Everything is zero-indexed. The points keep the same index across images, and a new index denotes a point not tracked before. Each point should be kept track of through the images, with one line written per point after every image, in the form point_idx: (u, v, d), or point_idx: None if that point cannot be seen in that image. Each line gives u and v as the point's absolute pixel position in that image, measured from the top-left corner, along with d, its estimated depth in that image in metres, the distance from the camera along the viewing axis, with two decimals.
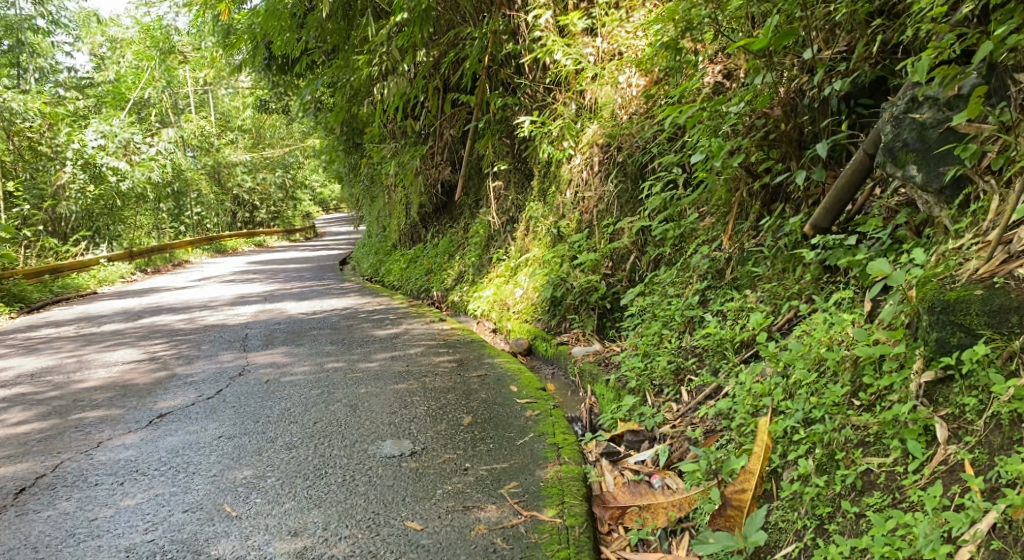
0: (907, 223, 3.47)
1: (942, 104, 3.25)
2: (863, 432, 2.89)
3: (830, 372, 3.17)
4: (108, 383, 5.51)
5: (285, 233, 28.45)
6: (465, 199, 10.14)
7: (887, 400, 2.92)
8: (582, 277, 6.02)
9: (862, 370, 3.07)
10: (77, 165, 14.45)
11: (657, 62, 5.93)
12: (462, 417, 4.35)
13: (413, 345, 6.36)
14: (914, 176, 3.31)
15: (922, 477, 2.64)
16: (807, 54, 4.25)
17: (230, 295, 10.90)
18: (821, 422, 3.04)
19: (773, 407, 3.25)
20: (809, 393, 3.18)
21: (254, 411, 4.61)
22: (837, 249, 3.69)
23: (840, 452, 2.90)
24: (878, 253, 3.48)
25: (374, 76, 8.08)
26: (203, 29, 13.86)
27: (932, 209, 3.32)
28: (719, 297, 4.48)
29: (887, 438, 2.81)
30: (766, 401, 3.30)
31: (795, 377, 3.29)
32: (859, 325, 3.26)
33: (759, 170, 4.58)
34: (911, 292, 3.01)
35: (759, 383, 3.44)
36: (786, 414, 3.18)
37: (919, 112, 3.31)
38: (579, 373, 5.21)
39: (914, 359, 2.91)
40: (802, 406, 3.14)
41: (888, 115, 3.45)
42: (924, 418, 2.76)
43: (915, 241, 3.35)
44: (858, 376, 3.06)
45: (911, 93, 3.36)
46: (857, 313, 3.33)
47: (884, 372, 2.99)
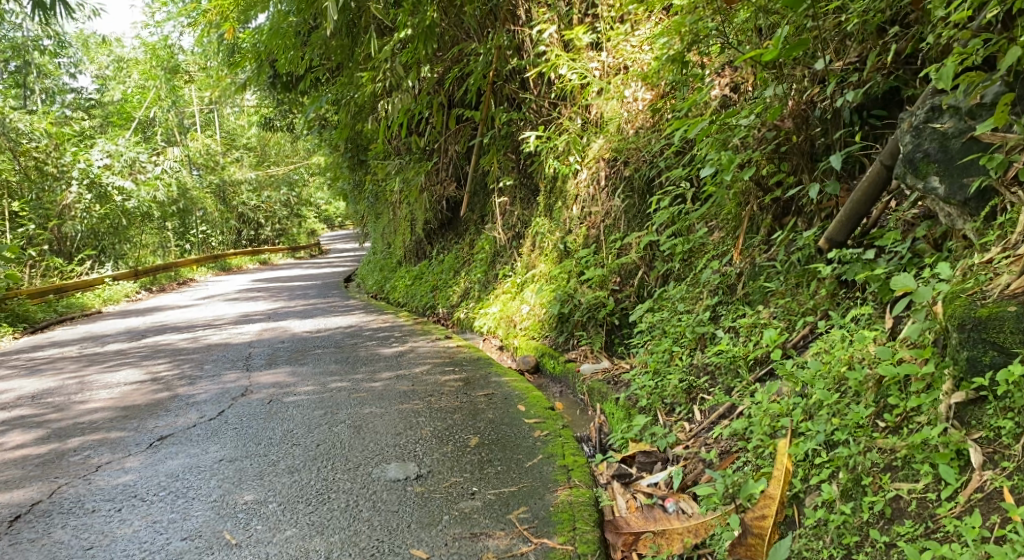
0: (927, 236, 3.39)
1: (964, 113, 3.15)
2: (890, 456, 2.81)
3: (851, 392, 3.07)
4: (109, 404, 5.42)
5: (290, 251, 28.44)
6: (471, 216, 10.08)
7: (915, 422, 2.84)
8: (590, 293, 5.93)
9: (887, 391, 2.99)
10: (82, 184, 14.43)
11: (664, 75, 5.90)
12: (469, 438, 4.24)
13: (419, 364, 6.27)
14: (936, 188, 3.21)
15: (957, 505, 2.57)
16: (819, 65, 4.18)
17: (234, 314, 10.83)
18: (845, 445, 2.95)
19: (791, 428, 3.15)
20: (830, 414, 3.07)
21: (256, 433, 4.51)
22: (854, 264, 3.59)
23: (867, 477, 2.80)
24: (898, 267, 3.39)
25: (378, 92, 8.04)
26: (208, 48, 13.89)
27: (956, 222, 3.20)
28: (731, 313, 4.38)
29: (918, 461, 2.74)
30: (784, 422, 3.19)
31: (814, 396, 3.19)
32: (881, 342, 3.16)
33: (769, 183, 4.50)
34: (938, 307, 2.92)
35: (776, 403, 3.33)
36: (806, 435, 3.08)
37: (939, 121, 3.21)
38: (588, 391, 5.10)
39: (943, 380, 2.83)
40: (823, 428, 3.03)
41: (906, 125, 3.35)
42: (956, 442, 2.68)
43: (936, 256, 3.27)
44: (883, 397, 2.98)
45: (931, 103, 3.26)
46: (878, 329, 3.23)
47: (911, 391, 2.91)
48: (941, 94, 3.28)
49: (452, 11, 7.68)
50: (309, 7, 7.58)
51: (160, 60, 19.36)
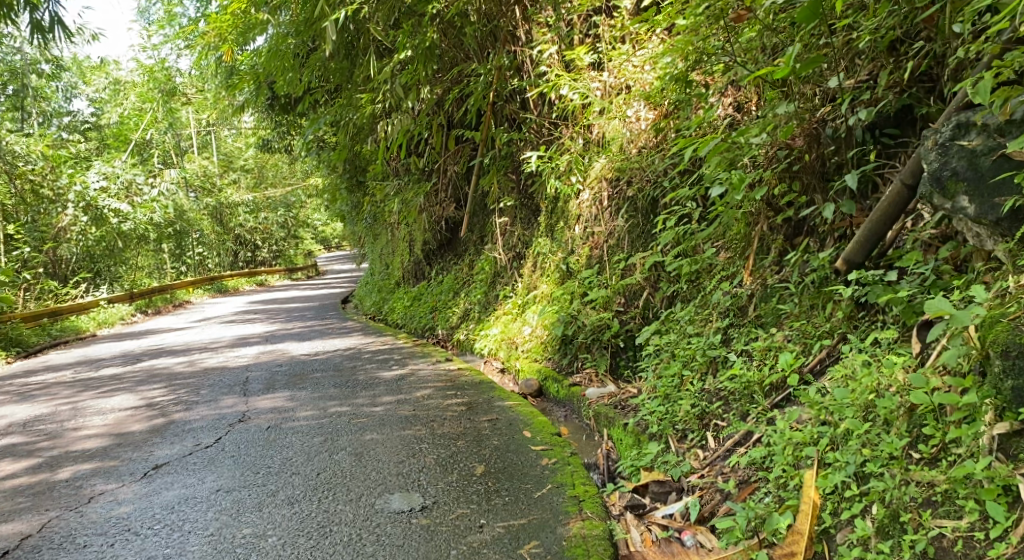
0: (953, 258, 3.30)
1: (992, 130, 3.03)
2: (929, 491, 2.71)
3: (881, 421, 2.97)
4: (103, 431, 5.28)
5: (287, 272, 28.32)
6: (470, 236, 10.00)
7: (953, 454, 2.75)
8: (594, 315, 5.81)
9: (921, 420, 2.89)
10: (78, 207, 14.33)
11: (668, 95, 5.83)
12: (474, 466, 4.11)
13: (421, 388, 6.14)
14: (965, 207, 3.08)
15: (1009, 546, 2.47)
16: (831, 83, 4.09)
17: (231, 336, 10.69)
18: (878, 478, 2.84)
19: (817, 458, 3.04)
20: (859, 445, 2.97)
21: (255, 461, 4.37)
22: (875, 286, 3.48)
23: (905, 513, 2.70)
24: (923, 290, 3.29)
25: (377, 113, 7.96)
26: (205, 70, 13.85)
27: (985, 242, 3.10)
28: (743, 335, 4.26)
29: (960, 495, 2.64)
30: (809, 452, 3.08)
31: (841, 425, 3.07)
32: (910, 369, 3.05)
33: (780, 203, 4.41)
34: (973, 332, 2.83)
35: (798, 432, 3.21)
36: (835, 467, 2.97)
37: (966, 139, 3.10)
38: (594, 415, 4.97)
39: (985, 410, 2.72)
40: (852, 459, 2.93)
41: (930, 143, 3.24)
42: (1003, 477, 2.58)
43: (966, 279, 3.17)
44: (916, 427, 2.88)
45: (957, 120, 3.15)
46: (906, 355, 3.12)
47: (947, 419, 2.82)
48: (966, 111, 3.18)
49: (452, 32, 7.63)
50: (309, 29, 7.52)
51: (158, 83, 19.34)
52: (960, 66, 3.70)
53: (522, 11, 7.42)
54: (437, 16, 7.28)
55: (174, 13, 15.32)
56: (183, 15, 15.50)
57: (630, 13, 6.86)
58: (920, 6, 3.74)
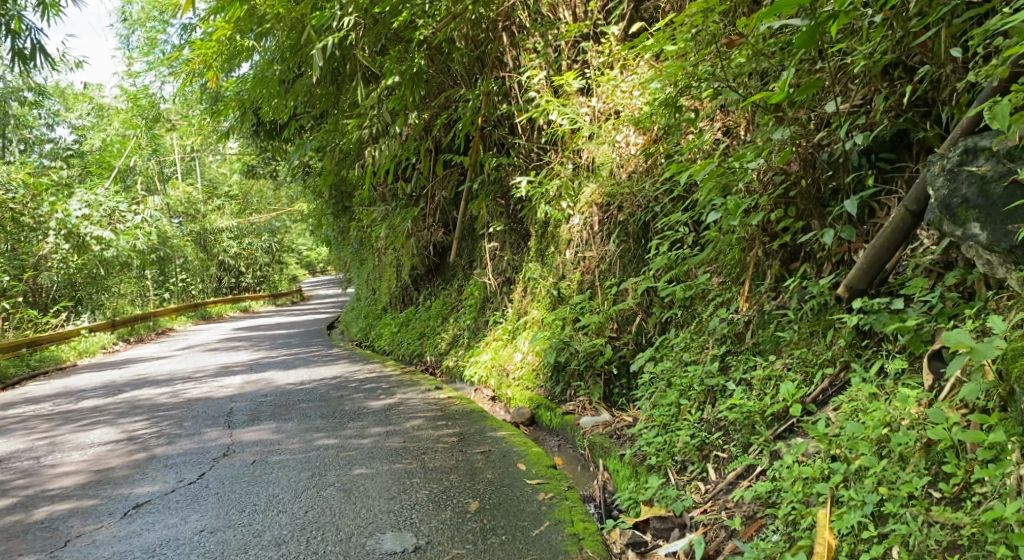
0: (962, 287, 3.27)
1: (1001, 156, 2.98)
2: (955, 533, 2.61)
3: (897, 457, 2.90)
4: (82, 468, 5.11)
5: (272, 298, 28.07)
6: (458, 261, 9.91)
7: (976, 493, 2.66)
8: (587, 341, 5.71)
9: (941, 457, 2.82)
10: (60, 235, 14.12)
11: (656, 120, 5.75)
12: (468, 502, 3.98)
13: (411, 418, 6.00)
14: (977, 234, 3.01)
15: None
16: (828, 107, 4.04)
17: (215, 365, 10.50)
18: (897, 518, 2.76)
19: (829, 495, 2.97)
20: (876, 482, 2.89)
21: (240, 499, 4.22)
22: (881, 314, 3.43)
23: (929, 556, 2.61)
24: (932, 320, 3.24)
25: (364, 139, 7.87)
26: (190, 97, 13.76)
27: (997, 269, 3.04)
28: (742, 363, 4.17)
29: (990, 540, 2.53)
30: (820, 488, 3.00)
31: (854, 460, 3.00)
32: (924, 404, 3.00)
33: (776, 228, 4.35)
34: (991, 366, 2.82)
35: (806, 467, 3.13)
36: (850, 505, 2.88)
37: (975, 164, 3.04)
38: (589, 445, 4.85)
39: (1011, 448, 2.63)
40: (869, 497, 2.85)
41: (936, 168, 3.18)
42: None
43: (977, 308, 3.12)
44: (935, 465, 2.81)
45: (964, 145, 3.10)
46: (918, 388, 3.08)
47: (967, 455, 2.75)
48: (972, 136, 3.13)
49: (439, 57, 7.59)
50: (295, 55, 7.46)
51: (141, 109, 19.21)
52: (956, 91, 3.66)
53: (509, 38, 7.49)
54: (424, 42, 7.24)
55: (157, 40, 15.23)
56: (167, 42, 15.43)
57: (618, 38, 6.84)
58: (914, 30, 3.70)
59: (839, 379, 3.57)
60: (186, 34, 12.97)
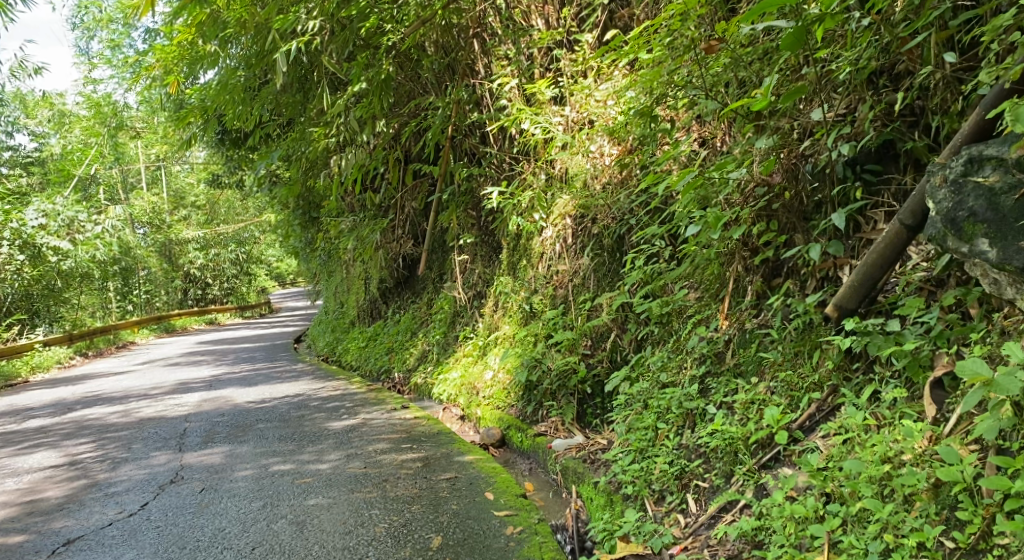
0: (961, 307, 3.06)
1: (1009, 166, 2.80)
2: None
3: (901, 499, 2.70)
4: (16, 499, 4.79)
5: (239, 310, 27.47)
6: (428, 274, 9.64)
7: (997, 545, 2.45)
8: (559, 358, 5.46)
9: (951, 500, 2.62)
10: (14, 245, 13.62)
11: (631, 129, 5.52)
12: (430, 538, 3.77)
13: (375, 440, 5.69)
14: (987, 251, 2.81)
15: None
16: (812, 115, 3.81)
17: (173, 381, 10.09)
18: None
19: (824, 539, 2.78)
20: (880, 528, 2.69)
21: (182, 534, 4.01)
22: (875, 336, 3.21)
23: None
24: (930, 344, 3.04)
25: (330, 148, 7.56)
26: (153, 103, 13.36)
27: (1005, 289, 2.83)
28: (722, 386, 3.94)
29: None
30: (815, 531, 2.79)
31: (854, 502, 2.79)
32: (931, 438, 2.80)
33: (758, 242, 4.12)
34: (1008, 405, 2.59)
35: (798, 505, 2.92)
36: (850, 554, 2.68)
37: (981, 175, 2.85)
38: (561, 470, 4.59)
39: None
40: (871, 545, 2.65)
41: (937, 179, 2.99)
42: None
43: (982, 331, 2.92)
44: (946, 508, 2.61)
45: (968, 154, 2.92)
46: (920, 418, 2.88)
47: (983, 499, 2.55)
48: (976, 144, 2.94)
49: (408, 65, 7.35)
50: (259, 60, 7.18)
51: (103, 117, 18.68)
52: (947, 99, 3.46)
53: (480, 45, 7.23)
54: (392, 48, 6.98)
55: (120, 44, 14.80)
56: (130, 47, 15.01)
57: (592, 46, 6.62)
58: (902, 36, 3.50)
59: (827, 404, 3.36)
60: (149, 39, 12.59)
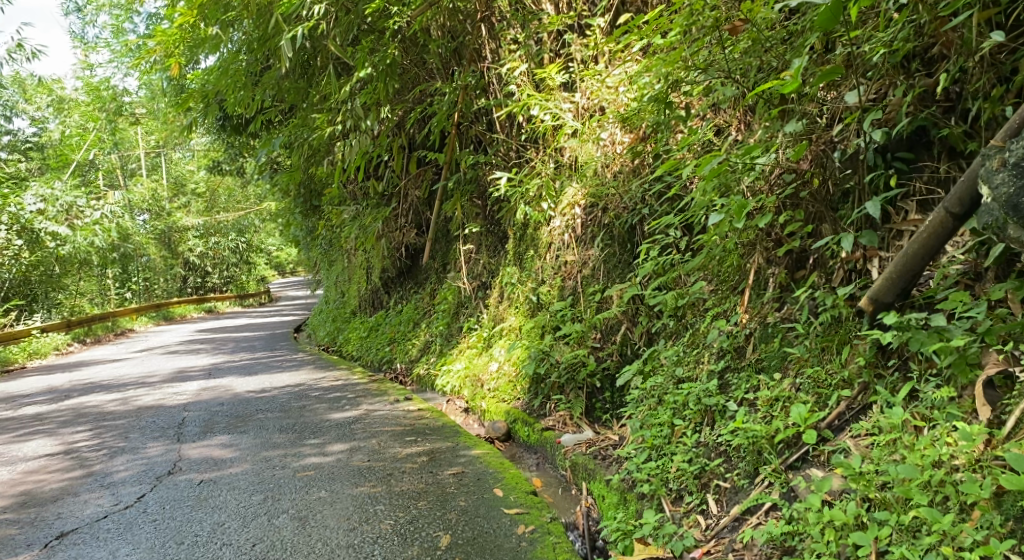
0: (1010, 302, 2.92)
1: None
2: None
3: (959, 509, 2.61)
4: (8, 490, 4.64)
5: (238, 299, 27.29)
6: (432, 263, 9.48)
7: None
8: (568, 351, 5.29)
9: (1014, 511, 2.52)
10: (12, 230, 13.42)
11: (644, 116, 5.32)
12: (438, 536, 3.62)
13: (378, 433, 5.53)
14: None
15: None
16: (845, 98, 3.62)
17: (170, 369, 9.93)
18: None
19: (871, 549, 2.67)
20: (937, 539, 2.58)
21: (179, 528, 3.87)
22: (918, 331, 3.04)
23: None
24: (978, 341, 2.90)
25: (334, 134, 7.37)
26: (154, 89, 13.13)
27: None
28: (743, 382, 3.78)
29: None
30: (859, 540, 2.68)
31: (907, 512, 2.68)
32: (997, 444, 2.68)
33: (781, 233, 3.96)
34: None
35: (839, 513, 2.79)
36: None
37: None
38: (571, 466, 4.43)
39: None
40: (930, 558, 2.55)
41: (992, 163, 2.81)
42: None
43: None
44: (1010, 520, 2.51)
45: None
46: (977, 423, 2.77)
47: None
48: None
49: (414, 49, 7.17)
50: (262, 46, 6.99)
51: (103, 102, 18.46)
52: (987, 83, 3.29)
53: (487, 30, 7.05)
54: (398, 32, 6.78)
55: (122, 29, 14.56)
56: (131, 32, 14.77)
57: (604, 31, 6.42)
58: (941, 16, 3.33)
59: (857, 403, 3.22)
60: (151, 23, 12.36)
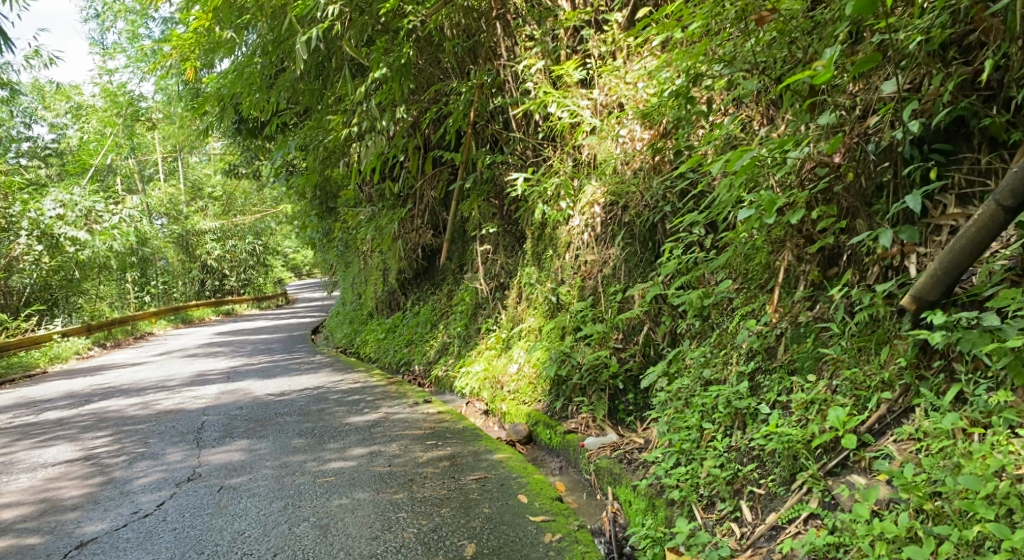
0: None
1: None
2: None
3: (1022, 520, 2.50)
4: (28, 498, 4.60)
5: (256, 301, 27.35)
6: (448, 264, 9.39)
7: None
8: (589, 352, 5.18)
9: None
10: (32, 236, 13.47)
11: (664, 112, 5.19)
12: (463, 545, 3.52)
13: (399, 437, 5.45)
14: None
15: None
16: (881, 88, 3.47)
17: (189, 372, 9.90)
18: None
19: None
20: (998, 552, 2.47)
21: (200, 537, 3.80)
22: (970, 332, 2.94)
23: None
24: None
25: (351, 136, 7.29)
26: (171, 94, 13.12)
27: None
28: (776, 384, 3.66)
29: None
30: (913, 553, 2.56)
31: (967, 526, 2.58)
32: None
33: (813, 229, 3.83)
34: None
35: (893, 525, 2.69)
36: None
37: None
38: (596, 470, 4.32)
39: None
40: None
41: None
42: None
43: None
44: None
45: None
46: None
47: None
48: None
49: (429, 49, 7.06)
50: (277, 49, 6.91)
51: (121, 108, 18.50)
52: None
53: (502, 27, 6.93)
54: (413, 32, 6.68)
55: (138, 34, 14.58)
56: (147, 37, 14.78)
57: (622, 26, 6.30)
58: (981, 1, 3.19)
59: (898, 405, 3.11)
60: (166, 28, 12.35)
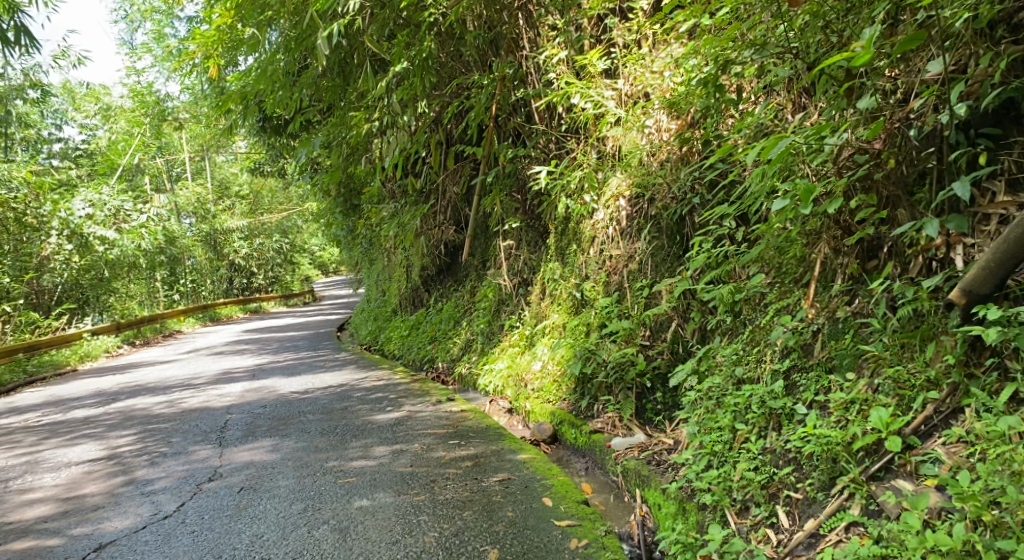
0: None
1: None
2: None
3: None
4: (50, 498, 4.56)
5: (282, 299, 27.47)
6: (471, 260, 9.27)
7: None
8: (616, 350, 5.03)
9: None
10: (62, 235, 13.57)
11: (692, 100, 5.01)
12: (486, 551, 3.40)
13: (422, 437, 5.34)
14: None
15: None
16: (927, 69, 3.27)
17: (215, 370, 9.89)
18: None
19: None
20: None
21: (217, 540, 3.72)
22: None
23: None
24: None
25: (372, 131, 7.18)
26: (196, 92, 13.13)
27: None
28: (812, 382, 3.49)
29: None
30: None
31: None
32: None
33: (850, 219, 3.64)
34: None
35: (949, 537, 2.53)
36: None
37: None
38: (623, 472, 4.17)
39: None
40: None
41: None
42: None
43: None
44: None
45: None
46: None
47: None
48: None
49: (450, 42, 6.93)
50: (299, 45, 6.81)
51: (148, 108, 18.60)
52: None
53: (525, 18, 6.76)
54: (434, 24, 6.55)
55: (164, 34, 14.61)
56: (173, 36, 14.82)
57: (647, 14, 6.11)
58: None
59: (946, 406, 2.94)
60: (191, 26, 12.34)
